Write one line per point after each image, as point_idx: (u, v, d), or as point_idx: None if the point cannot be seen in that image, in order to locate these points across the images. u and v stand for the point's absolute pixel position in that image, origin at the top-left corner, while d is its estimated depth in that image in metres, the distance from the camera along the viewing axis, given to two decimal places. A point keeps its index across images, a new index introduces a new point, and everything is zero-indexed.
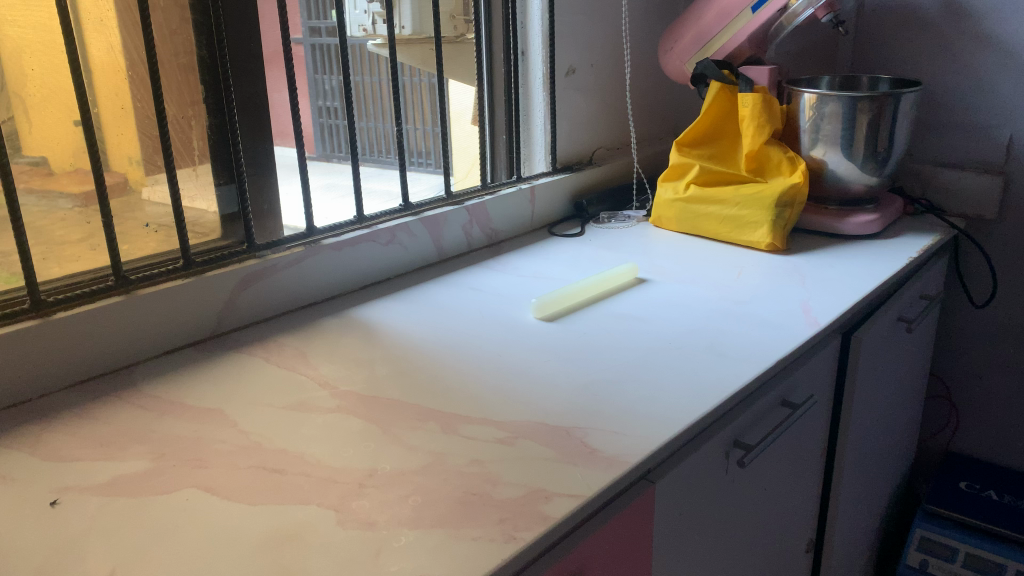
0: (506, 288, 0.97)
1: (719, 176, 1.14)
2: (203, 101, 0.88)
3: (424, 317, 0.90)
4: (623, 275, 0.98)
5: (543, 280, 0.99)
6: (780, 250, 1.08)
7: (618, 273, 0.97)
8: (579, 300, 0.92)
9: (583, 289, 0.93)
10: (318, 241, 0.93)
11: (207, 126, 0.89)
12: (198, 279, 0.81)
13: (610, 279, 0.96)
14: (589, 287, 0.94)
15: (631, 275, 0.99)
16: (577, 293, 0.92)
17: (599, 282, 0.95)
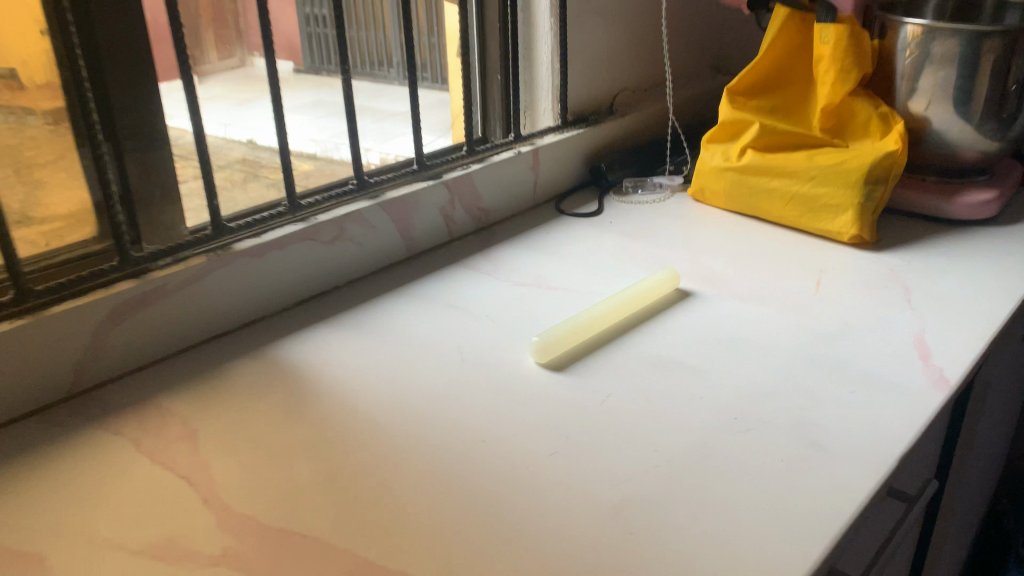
0: (495, 305, 0.70)
1: (784, 138, 0.85)
2: (43, 39, 0.57)
3: (377, 356, 0.64)
4: (656, 287, 0.71)
5: (547, 292, 0.72)
6: (868, 243, 0.80)
7: (650, 286, 0.70)
8: (595, 331, 0.66)
9: (599, 313, 0.66)
10: (229, 245, 0.65)
11: (54, 77, 0.59)
12: (36, 322, 0.54)
13: (638, 295, 0.69)
14: (608, 310, 0.67)
15: (671, 284, 0.72)
16: (592, 321, 0.65)
17: (622, 303, 0.68)
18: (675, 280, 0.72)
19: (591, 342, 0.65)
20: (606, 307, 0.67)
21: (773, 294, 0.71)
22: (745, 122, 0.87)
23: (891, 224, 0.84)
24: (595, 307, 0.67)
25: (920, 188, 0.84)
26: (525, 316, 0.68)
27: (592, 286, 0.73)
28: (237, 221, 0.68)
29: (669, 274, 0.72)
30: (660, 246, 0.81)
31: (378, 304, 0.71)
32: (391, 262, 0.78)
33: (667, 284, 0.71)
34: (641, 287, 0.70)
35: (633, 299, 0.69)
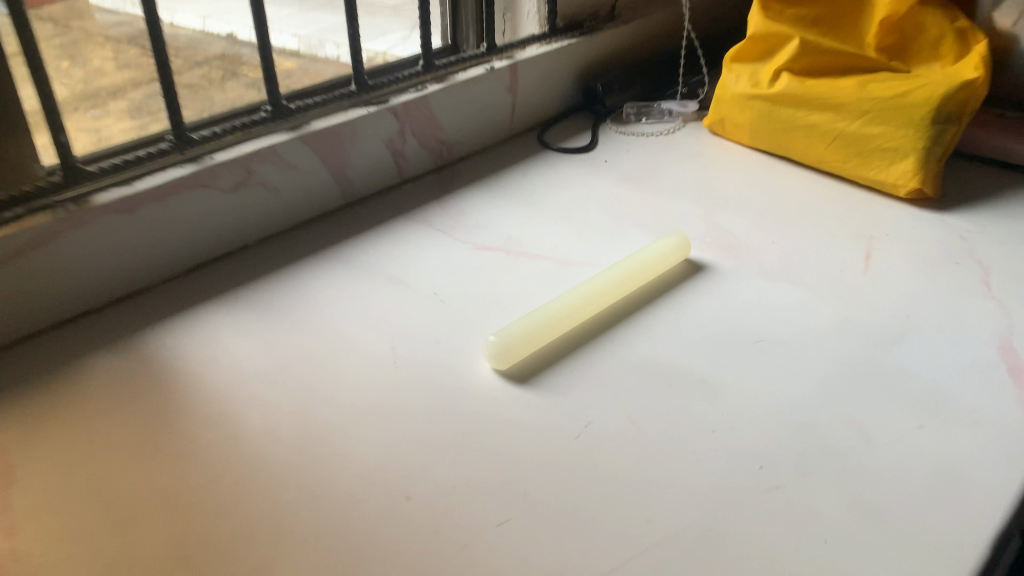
0: (446, 279, 0.54)
1: (827, 61, 0.66)
2: None
3: (282, 353, 0.48)
4: (652, 257, 0.54)
5: (516, 260, 0.56)
6: (930, 199, 0.62)
7: (646, 258, 0.54)
8: (570, 324, 0.49)
9: (574, 299, 0.50)
10: (85, 197, 0.48)
11: None
12: None
13: (629, 271, 0.53)
14: (587, 294, 0.50)
15: (679, 254, 0.55)
16: (567, 310, 0.49)
17: (606, 284, 0.51)
18: (684, 249, 0.55)
19: (567, 338, 0.49)
20: (585, 290, 0.51)
21: (810, 270, 0.55)
22: (778, 38, 0.68)
23: (957, 173, 0.67)
24: (570, 291, 0.50)
25: (999, 127, 0.66)
26: (482, 296, 0.52)
27: (577, 252, 0.57)
28: (100, 162, 0.50)
29: (675, 240, 0.55)
30: (666, 197, 0.64)
31: (297, 274, 0.55)
32: (321, 212, 0.61)
33: (673, 251, 0.55)
34: (632, 260, 0.53)
35: (622, 277, 0.52)
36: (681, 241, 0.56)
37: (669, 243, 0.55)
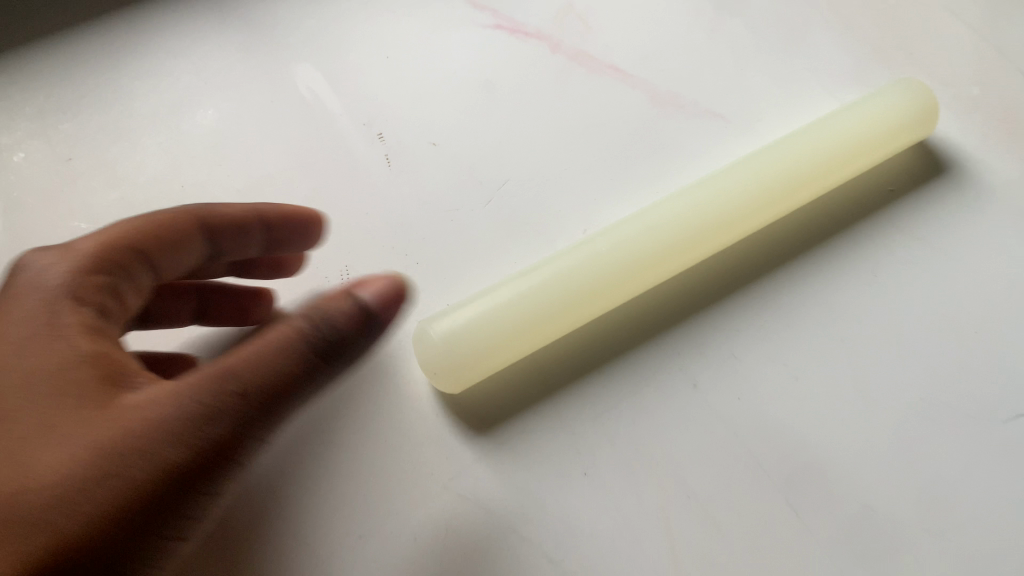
0: (413, 98, 0.27)
1: None
2: None
3: (44, 242, 0.24)
4: (839, 133, 0.25)
5: (565, 80, 0.28)
6: None
7: (828, 136, 0.25)
8: (617, 298, 0.23)
9: (628, 242, 0.23)
10: None
11: None
12: None
13: (783, 167, 0.24)
14: (663, 230, 0.23)
15: (914, 131, 0.26)
16: (607, 270, 0.22)
17: (718, 202, 0.23)
18: (924, 125, 0.26)
19: (609, 330, 0.23)
20: (656, 217, 0.23)
21: None
22: None
23: None
24: (618, 228, 0.23)
25: None
26: (468, 165, 0.26)
27: (691, 75, 0.28)
28: None
29: (899, 92, 0.26)
30: None
31: (138, 25, 0.28)
32: None
33: (903, 111, 0.25)
34: (784, 146, 0.25)
35: (764, 185, 0.24)
36: (917, 93, 0.25)
37: (892, 97, 0.25)
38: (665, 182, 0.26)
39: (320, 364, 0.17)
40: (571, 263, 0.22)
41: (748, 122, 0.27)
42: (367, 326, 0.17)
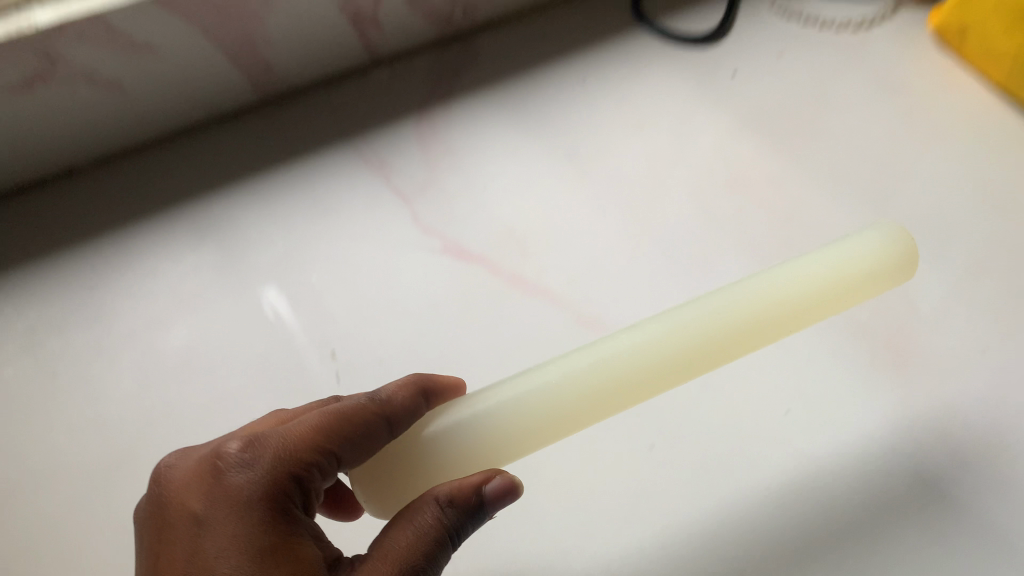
0: (363, 321, 0.31)
1: None
2: None
3: (31, 456, 0.28)
4: (808, 282, 0.23)
5: (501, 302, 0.31)
6: None
7: (796, 280, 0.23)
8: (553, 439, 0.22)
9: (574, 396, 0.21)
10: None
11: None
12: None
13: (741, 325, 0.22)
14: (612, 386, 0.21)
15: (894, 278, 0.23)
16: (541, 430, 0.21)
17: (666, 370, 0.22)
18: (904, 271, 0.23)
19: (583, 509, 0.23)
20: (639, 338, 0.22)
21: None
22: None
23: None
24: (572, 358, 0.22)
25: None
26: None
27: (618, 294, 0.31)
28: None
29: (880, 240, 0.23)
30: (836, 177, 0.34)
31: (132, 248, 0.33)
32: (219, 114, 0.37)
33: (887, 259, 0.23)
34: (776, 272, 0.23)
35: (734, 322, 0.22)
36: (899, 244, 0.23)
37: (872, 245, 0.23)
38: None
39: (445, 546, 0.20)
40: (508, 405, 0.21)
41: None
42: (483, 511, 0.20)
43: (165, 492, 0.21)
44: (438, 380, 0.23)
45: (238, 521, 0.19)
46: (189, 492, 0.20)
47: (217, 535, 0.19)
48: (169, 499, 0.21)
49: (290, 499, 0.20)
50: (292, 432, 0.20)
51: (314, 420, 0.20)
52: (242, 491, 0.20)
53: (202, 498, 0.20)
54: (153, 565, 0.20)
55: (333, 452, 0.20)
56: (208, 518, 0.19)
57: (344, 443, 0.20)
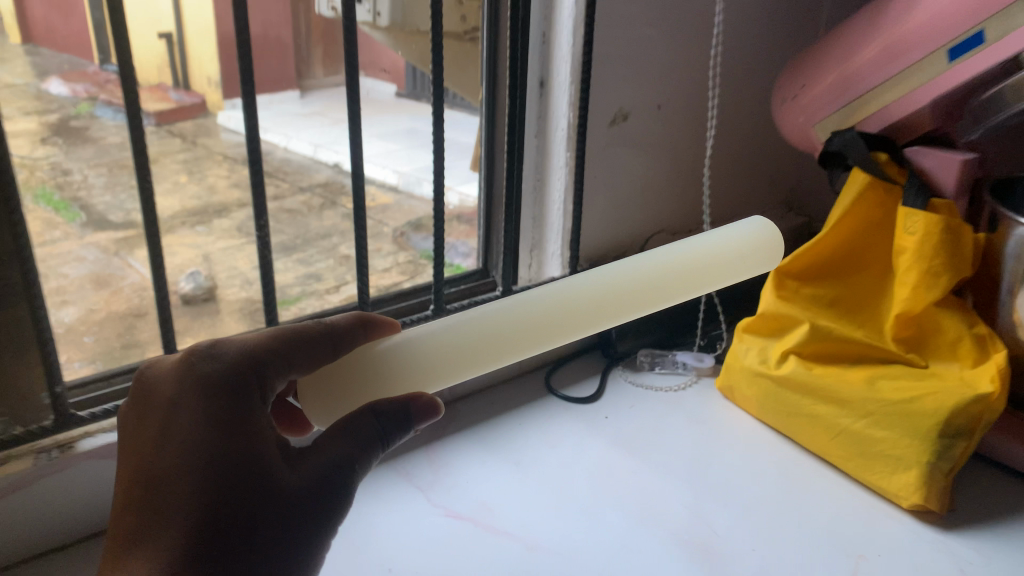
0: (402, 552, 0.54)
1: (837, 348, 0.65)
2: None
3: None
4: (654, 285, 0.44)
5: (482, 539, 0.55)
6: (936, 512, 0.59)
7: (685, 267, 0.45)
8: (474, 368, 0.41)
9: (500, 324, 0.41)
10: (74, 439, 0.52)
11: None
12: None
13: (664, 278, 0.44)
14: (507, 326, 0.41)
15: (761, 272, 0.48)
16: (469, 350, 0.40)
17: (544, 320, 0.41)
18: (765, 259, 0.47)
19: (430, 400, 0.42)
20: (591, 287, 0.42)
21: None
22: (794, 322, 0.67)
23: (978, 481, 0.63)
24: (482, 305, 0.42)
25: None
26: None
27: (549, 532, 0.56)
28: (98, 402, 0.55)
29: (765, 228, 0.48)
30: (660, 473, 0.63)
31: None
32: None
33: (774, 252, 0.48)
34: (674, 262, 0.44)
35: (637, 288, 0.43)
36: (763, 236, 0.47)
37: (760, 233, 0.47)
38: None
39: (358, 442, 0.38)
40: (446, 332, 0.41)
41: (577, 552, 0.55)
42: (388, 419, 0.39)
43: (150, 387, 0.38)
44: (372, 318, 0.43)
45: (200, 393, 0.36)
46: (174, 385, 0.37)
47: (185, 407, 0.36)
48: (162, 388, 0.38)
49: (256, 377, 0.38)
50: (253, 353, 0.39)
51: (272, 341, 0.39)
52: (206, 372, 0.37)
53: (174, 384, 0.37)
54: (137, 434, 0.37)
55: (279, 354, 0.39)
56: (183, 396, 0.37)
57: (284, 352, 0.39)
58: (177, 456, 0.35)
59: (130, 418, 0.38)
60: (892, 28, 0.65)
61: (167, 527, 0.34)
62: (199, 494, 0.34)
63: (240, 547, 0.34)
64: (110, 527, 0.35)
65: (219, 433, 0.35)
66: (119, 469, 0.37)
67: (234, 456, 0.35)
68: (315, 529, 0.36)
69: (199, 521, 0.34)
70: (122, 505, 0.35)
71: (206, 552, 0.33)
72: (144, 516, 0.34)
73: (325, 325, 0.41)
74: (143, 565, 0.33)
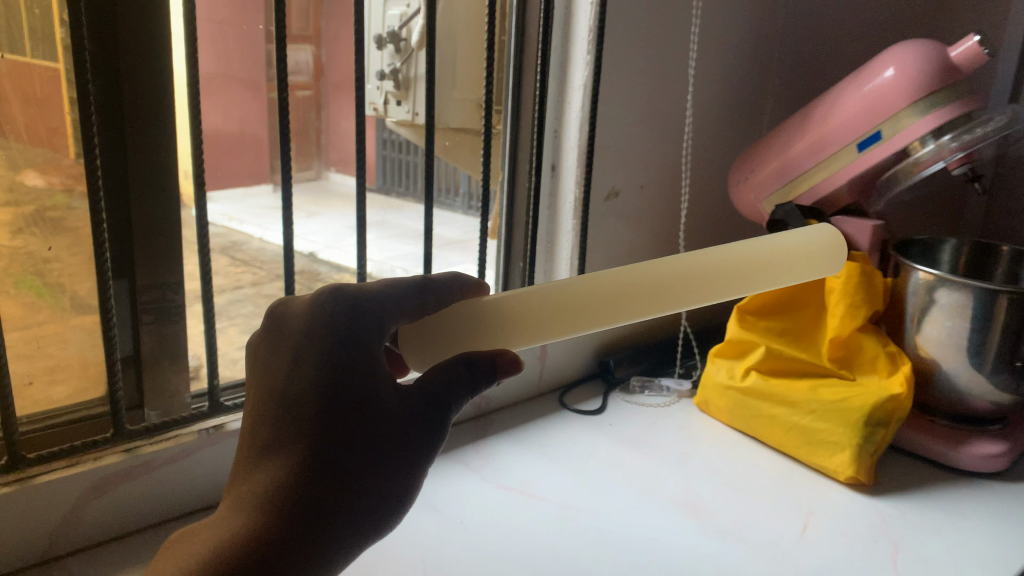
0: (466, 514, 0.71)
1: (787, 364, 0.85)
2: (111, 240, 0.64)
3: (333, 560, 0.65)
4: (695, 284, 0.49)
5: (525, 504, 0.73)
6: (864, 484, 0.78)
7: (752, 257, 0.50)
8: (536, 333, 0.50)
9: (580, 287, 0.49)
10: (221, 423, 0.69)
11: (123, 248, 0.65)
12: (34, 488, 0.58)
13: (734, 264, 0.49)
14: (565, 301, 0.49)
15: (821, 273, 0.52)
16: (532, 319, 0.50)
17: (589, 299, 0.49)
18: (827, 259, 0.52)
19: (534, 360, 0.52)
20: (665, 265, 0.49)
21: (752, 532, 0.71)
22: (752, 345, 0.88)
23: (895, 466, 0.83)
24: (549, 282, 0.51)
25: (931, 431, 0.83)
26: (495, 531, 0.69)
27: (576, 502, 0.74)
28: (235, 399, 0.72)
29: (825, 234, 0.52)
30: (656, 461, 0.81)
31: None
32: None
33: (818, 255, 0.52)
34: (744, 250, 0.50)
35: (707, 270, 0.49)
36: (827, 240, 0.52)
37: (807, 238, 0.52)
38: (571, 531, 0.70)
39: (459, 380, 0.48)
40: (514, 300, 0.50)
41: (596, 511, 0.72)
42: (479, 367, 0.48)
43: (283, 319, 0.47)
44: (467, 278, 0.54)
45: (323, 336, 0.45)
46: (302, 321, 0.46)
47: (312, 339, 0.45)
48: (293, 322, 0.46)
49: (370, 326, 0.46)
50: (368, 299, 0.47)
51: (389, 291, 0.49)
52: (330, 315, 0.45)
53: (303, 323, 0.46)
54: (269, 360, 0.46)
55: (394, 302, 0.49)
56: (312, 330, 0.45)
57: (394, 301, 0.49)
58: (302, 387, 0.44)
59: (264, 341, 0.47)
60: (814, 128, 0.89)
61: (297, 437, 0.43)
62: (316, 421, 0.43)
63: (343, 464, 0.43)
64: (244, 435, 0.45)
65: (339, 365, 0.44)
66: (252, 385, 0.46)
67: (345, 393, 0.44)
68: (402, 453, 0.45)
69: (314, 443, 0.43)
70: (255, 418, 0.45)
71: (318, 467, 0.42)
72: (273, 432, 0.44)
73: (431, 278, 0.51)
74: (273, 469, 0.43)
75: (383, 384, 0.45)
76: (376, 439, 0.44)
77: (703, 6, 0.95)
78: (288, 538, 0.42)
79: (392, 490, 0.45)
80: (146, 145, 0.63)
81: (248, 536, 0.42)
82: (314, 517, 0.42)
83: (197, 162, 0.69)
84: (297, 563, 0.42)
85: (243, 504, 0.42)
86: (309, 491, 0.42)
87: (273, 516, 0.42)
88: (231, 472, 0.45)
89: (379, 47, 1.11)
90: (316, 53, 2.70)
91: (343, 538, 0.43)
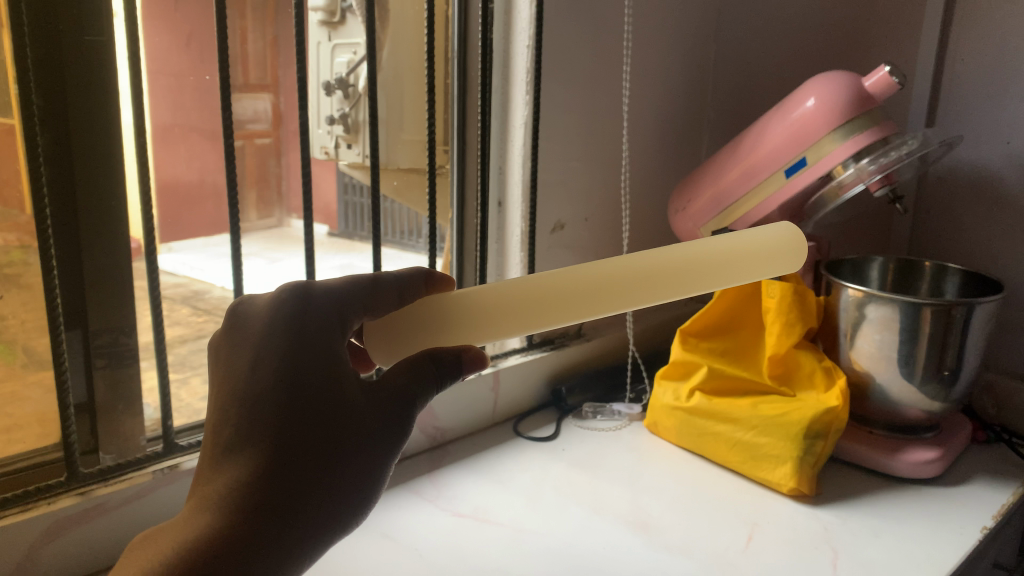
0: (421, 544, 0.72)
1: (729, 383, 0.89)
2: (62, 289, 0.65)
3: None
4: (652, 275, 0.51)
5: (481, 528, 0.75)
6: (807, 495, 0.81)
7: (711, 252, 0.51)
8: (499, 328, 0.53)
9: (538, 280, 0.52)
10: (176, 463, 0.71)
11: (73, 296, 0.66)
12: None
13: (693, 259, 0.51)
14: (528, 297, 0.52)
15: (789, 270, 0.54)
16: (496, 314, 0.52)
17: (545, 296, 0.51)
18: (793, 254, 0.53)
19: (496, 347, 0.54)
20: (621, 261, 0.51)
21: (699, 545, 0.73)
22: (696, 366, 0.91)
23: (837, 479, 0.86)
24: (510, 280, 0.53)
25: (869, 442, 0.87)
26: (449, 556, 0.71)
27: (530, 523, 0.76)
28: (189, 440, 0.74)
29: (787, 230, 0.53)
30: (606, 482, 0.83)
31: None
32: None
33: (784, 250, 0.53)
34: (702, 246, 0.52)
35: (664, 264, 0.51)
36: (791, 236, 0.53)
37: (771, 235, 0.53)
38: (526, 552, 0.71)
39: (428, 378, 0.51)
40: (481, 298, 0.53)
41: (545, 532, 0.75)
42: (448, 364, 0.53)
43: (245, 320, 0.48)
44: (436, 275, 0.57)
45: (286, 338, 0.46)
46: (268, 318, 0.47)
47: (277, 336, 0.46)
48: (258, 321, 0.47)
49: (330, 327, 0.48)
50: (337, 302, 0.50)
51: (354, 292, 0.52)
52: (292, 317, 0.47)
53: (264, 326, 0.47)
54: (229, 362, 0.47)
55: (362, 305, 0.52)
56: (276, 328, 0.47)
57: (358, 298, 0.52)
58: (265, 385, 0.45)
59: (225, 342, 0.48)
60: (745, 157, 0.93)
61: (263, 431, 0.44)
62: (282, 417, 0.44)
63: (307, 458, 0.44)
64: (205, 433, 0.45)
65: (306, 361, 0.46)
66: (213, 386, 0.47)
67: (307, 390, 0.45)
68: (365, 450, 0.47)
69: (278, 439, 0.44)
70: (216, 416, 0.45)
71: (283, 463, 0.43)
72: (238, 430, 0.44)
73: (397, 276, 0.54)
74: (238, 465, 0.43)
75: (345, 380, 0.47)
76: (341, 433, 0.46)
77: (633, 47, 1.00)
78: (256, 533, 0.42)
79: (356, 483, 0.47)
80: (95, 195, 0.65)
81: (216, 533, 0.42)
82: (281, 511, 0.43)
83: (148, 211, 0.71)
84: (264, 559, 0.42)
85: (210, 502, 0.43)
86: (275, 485, 0.43)
87: (243, 512, 0.42)
88: (195, 472, 0.45)
89: (328, 93, 1.16)
90: (273, 103, 2.74)
91: (309, 530, 0.44)
